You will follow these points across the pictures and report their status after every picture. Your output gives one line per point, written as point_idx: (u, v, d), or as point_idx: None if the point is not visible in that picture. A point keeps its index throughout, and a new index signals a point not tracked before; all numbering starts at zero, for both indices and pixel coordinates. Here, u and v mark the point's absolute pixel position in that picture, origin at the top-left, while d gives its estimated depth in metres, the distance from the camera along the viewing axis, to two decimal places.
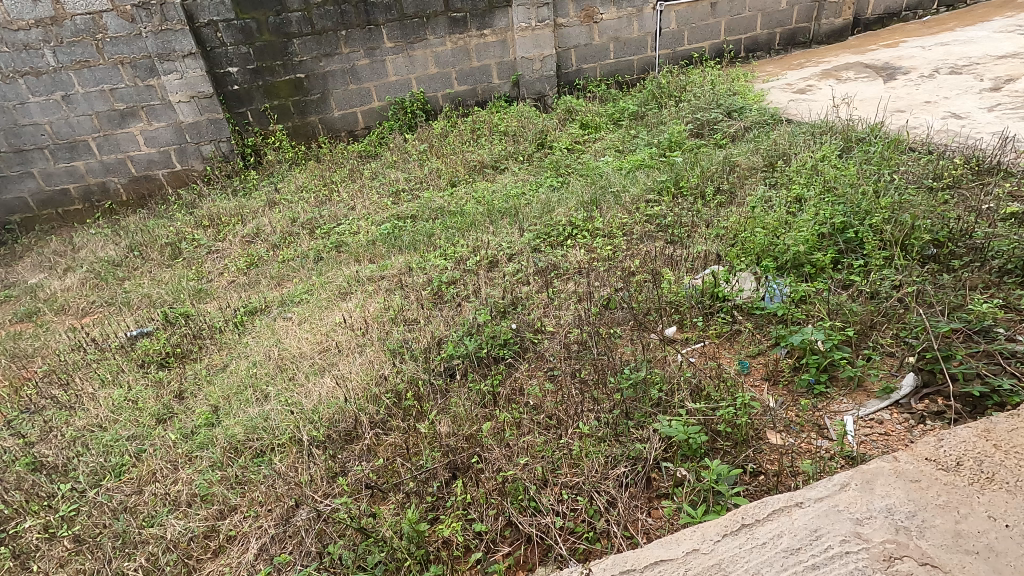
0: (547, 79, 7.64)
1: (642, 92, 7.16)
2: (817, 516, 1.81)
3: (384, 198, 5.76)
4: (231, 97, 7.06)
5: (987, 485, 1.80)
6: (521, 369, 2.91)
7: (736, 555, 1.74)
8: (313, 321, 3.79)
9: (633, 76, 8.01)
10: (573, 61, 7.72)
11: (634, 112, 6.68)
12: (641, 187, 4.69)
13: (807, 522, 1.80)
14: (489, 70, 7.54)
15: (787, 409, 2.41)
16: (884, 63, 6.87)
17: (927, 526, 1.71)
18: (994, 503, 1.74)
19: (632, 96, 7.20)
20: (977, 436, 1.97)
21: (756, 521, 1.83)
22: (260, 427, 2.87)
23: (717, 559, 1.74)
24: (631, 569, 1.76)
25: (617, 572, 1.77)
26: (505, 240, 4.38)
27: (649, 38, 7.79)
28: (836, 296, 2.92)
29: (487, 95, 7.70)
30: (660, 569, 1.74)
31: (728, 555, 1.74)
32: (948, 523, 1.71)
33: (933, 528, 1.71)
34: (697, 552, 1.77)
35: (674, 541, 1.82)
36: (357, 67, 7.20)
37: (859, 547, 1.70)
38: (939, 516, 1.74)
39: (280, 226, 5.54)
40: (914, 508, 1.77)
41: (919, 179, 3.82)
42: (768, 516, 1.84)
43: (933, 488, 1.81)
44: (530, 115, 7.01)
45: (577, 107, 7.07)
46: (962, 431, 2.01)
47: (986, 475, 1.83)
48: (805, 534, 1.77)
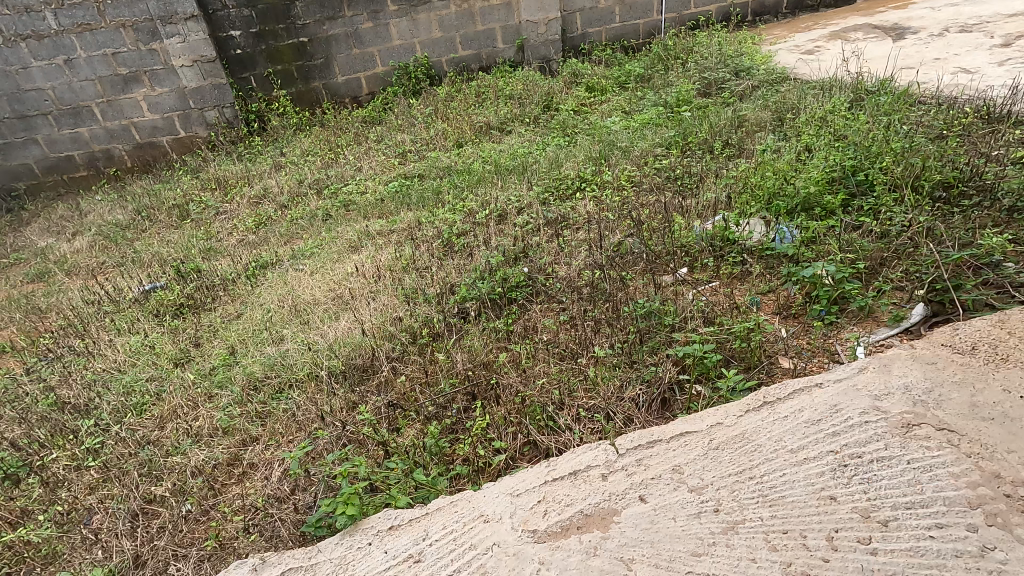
0: (553, 43, 7.55)
1: (647, 56, 7.10)
2: (838, 393, 1.93)
3: (391, 159, 5.76)
4: (234, 62, 7.01)
5: (1002, 364, 1.85)
6: (535, 308, 2.96)
7: (759, 426, 1.91)
8: (325, 272, 3.83)
9: (639, 41, 7.91)
10: (578, 25, 7.65)
11: (639, 74, 6.64)
12: (649, 142, 4.69)
13: (827, 398, 1.92)
14: (494, 34, 7.47)
15: (798, 337, 2.45)
16: (893, 24, 6.78)
17: (944, 399, 1.78)
18: (1009, 379, 1.79)
19: (638, 60, 7.13)
20: (992, 326, 2.02)
21: (777, 399, 1.98)
22: (278, 365, 2.93)
23: (740, 430, 1.91)
24: (658, 439, 1.94)
25: (645, 442, 1.95)
26: (514, 194, 4.40)
27: (655, 1, 7.67)
28: (847, 235, 2.95)
29: (491, 60, 7.62)
30: (686, 440, 1.92)
31: (750, 427, 1.91)
32: (965, 396, 1.77)
33: (950, 401, 1.77)
34: (720, 426, 1.94)
35: (699, 418, 1.99)
36: (360, 31, 7.14)
37: (878, 417, 1.80)
38: (956, 390, 1.79)
39: (288, 187, 5.55)
40: (931, 384, 1.84)
41: (930, 127, 3.81)
42: (789, 394, 1.99)
43: (949, 368, 1.87)
44: (534, 79, 6.97)
45: (583, 70, 7.01)
46: (978, 322, 2.05)
47: (1001, 356, 1.87)
48: (826, 408, 1.89)
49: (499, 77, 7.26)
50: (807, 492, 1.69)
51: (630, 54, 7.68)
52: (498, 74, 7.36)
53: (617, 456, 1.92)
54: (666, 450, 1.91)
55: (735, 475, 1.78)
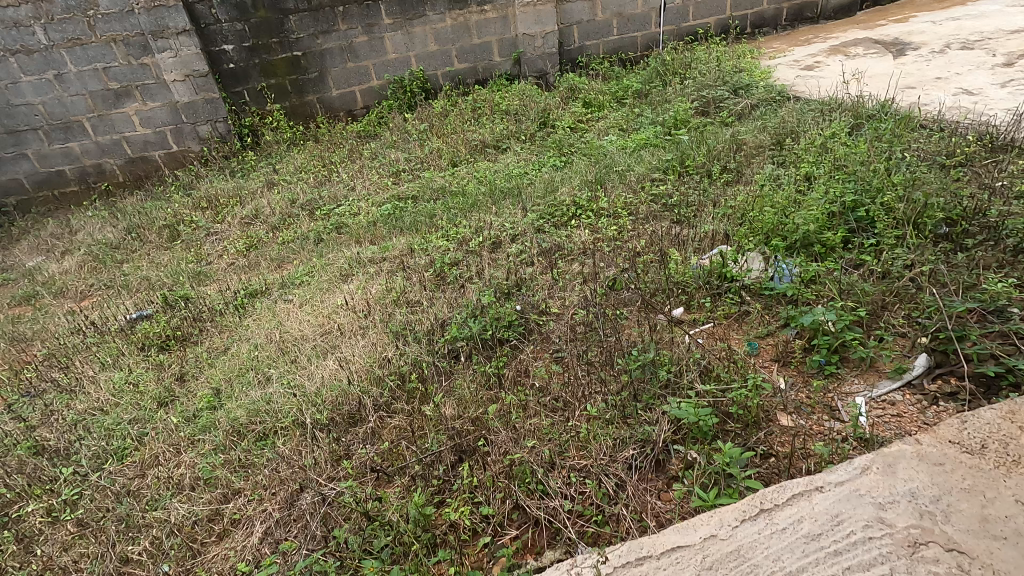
0: (550, 56, 7.46)
1: (645, 70, 7.03)
2: (839, 500, 1.80)
3: (384, 178, 5.68)
4: (227, 76, 6.93)
5: (1013, 468, 1.77)
6: (526, 351, 2.88)
7: (755, 541, 1.73)
8: (314, 303, 3.75)
9: (637, 54, 7.83)
10: (576, 38, 7.56)
11: (637, 91, 6.57)
12: (646, 165, 4.61)
13: (828, 507, 1.79)
14: (490, 48, 7.38)
15: (798, 390, 2.38)
16: (893, 39, 6.71)
17: (953, 511, 1.70)
18: (1020, 487, 1.72)
19: (636, 74, 7.05)
20: (1001, 418, 1.93)
21: (775, 505, 1.81)
22: (263, 410, 2.84)
23: (736, 546, 1.73)
24: (648, 556, 1.75)
25: (634, 559, 1.76)
26: (508, 220, 4.32)
27: (653, 14, 7.59)
28: (847, 276, 2.87)
29: (488, 73, 7.53)
30: (677, 557, 1.73)
31: (747, 542, 1.73)
32: (974, 509, 1.69)
33: (959, 513, 1.69)
34: (715, 539, 1.76)
35: (691, 527, 1.81)
36: (355, 44, 7.05)
37: (883, 533, 1.69)
38: (965, 500, 1.72)
39: (280, 207, 5.47)
40: (938, 492, 1.75)
41: (931, 156, 3.73)
42: (788, 500, 1.83)
43: (958, 471, 1.79)
44: (530, 94, 6.89)
45: (580, 85, 6.93)
46: (987, 413, 1.97)
47: (1012, 458, 1.80)
48: (827, 519, 1.76)
49: (495, 91, 7.18)
50: None
51: (628, 67, 7.60)
52: (494, 88, 7.28)
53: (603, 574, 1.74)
54: (656, 569, 1.72)
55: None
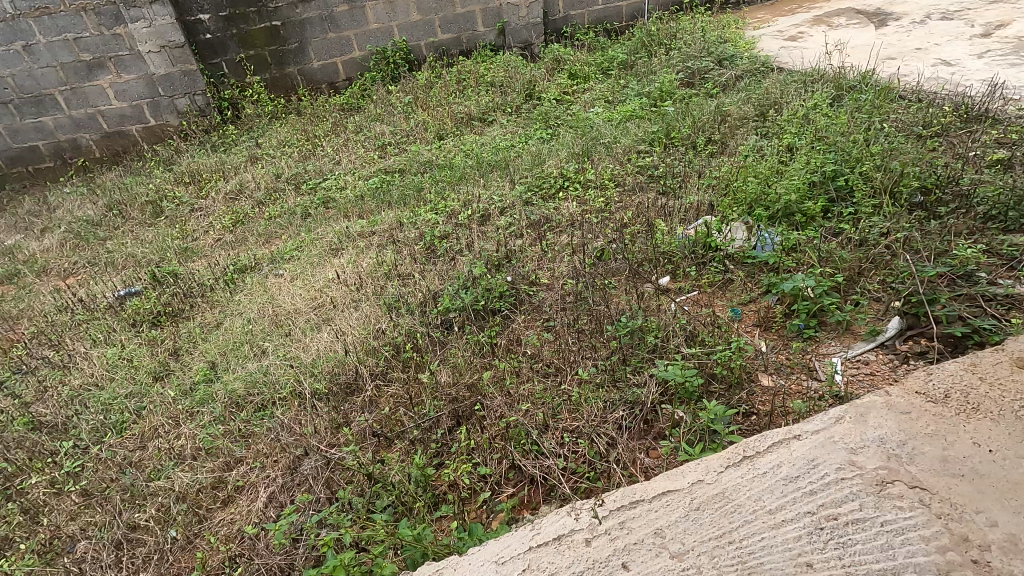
0: (534, 27, 7.36)
1: (630, 41, 7.00)
2: (815, 446, 1.92)
3: (370, 151, 5.64)
4: (204, 47, 6.76)
5: (972, 415, 1.90)
6: (518, 321, 2.96)
7: (738, 484, 1.86)
8: (305, 278, 3.77)
9: (622, 24, 7.75)
10: (560, 7, 7.45)
11: (622, 62, 6.55)
12: (632, 137, 4.65)
13: (805, 452, 1.91)
14: (473, 18, 7.26)
15: (779, 352, 2.49)
16: (876, 9, 6.74)
17: (917, 453, 1.82)
18: (979, 431, 1.84)
19: (621, 45, 7.02)
20: (964, 370, 2.09)
21: (757, 453, 1.94)
22: (260, 381, 2.89)
23: (720, 489, 1.85)
24: (640, 499, 1.86)
25: (626, 502, 1.86)
26: (496, 193, 4.35)
27: None
28: (827, 244, 2.97)
29: (472, 44, 7.42)
30: (667, 499, 1.85)
31: (730, 485, 1.86)
32: (936, 450, 1.82)
33: (922, 455, 1.81)
34: (701, 483, 1.88)
35: (680, 474, 1.93)
36: (335, 14, 6.90)
37: (854, 474, 1.81)
38: (928, 444, 1.84)
39: (265, 181, 5.42)
40: (905, 437, 1.87)
41: (909, 127, 3.83)
42: (768, 448, 1.95)
43: (923, 419, 1.92)
44: (513, 65, 6.83)
45: (565, 56, 6.87)
46: (950, 366, 2.12)
47: (972, 406, 1.93)
48: (803, 463, 1.88)
49: (479, 63, 7.10)
50: (784, 558, 1.65)
51: (613, 38, 7.54)
52: (479, 59, 7.20)
53: (601, 516, 1.84)
54: (647, 511, 1.83)
55: (716, 539, 1.72)
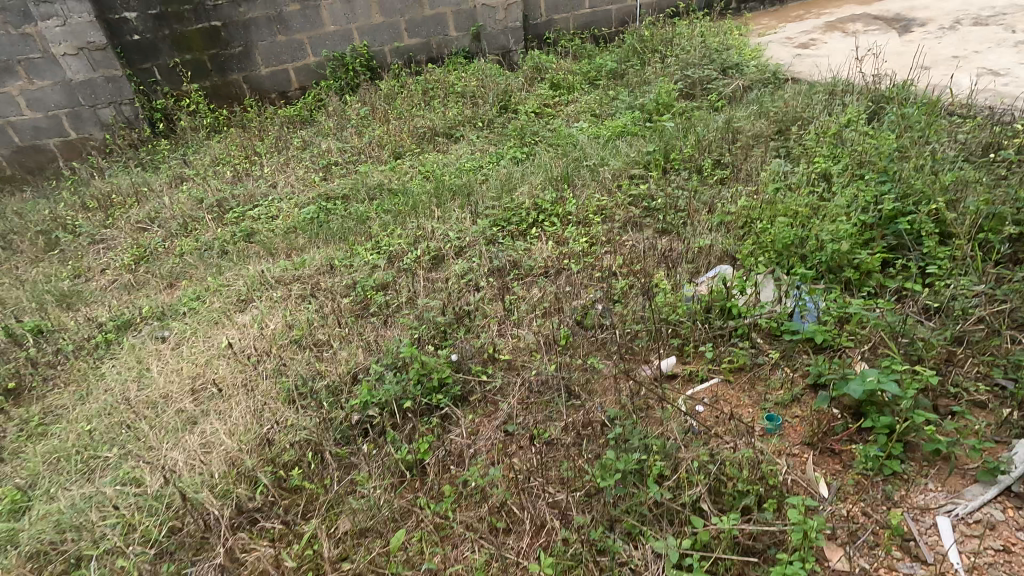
0: (513, 31, 6.52)
1: (619, 49, 6.20)
2: None
3: (313, 172, 4.75)
4: (132, 50, 5.86)
5: None
6: (463, 428, 2.09)
7: None
8: (193, 343, 2.85)
9: (611, 31, 6.93)
10: (542, 10, 6.65)
11: (611, 72, 5.77)
12: (623, 159, 3.81)
13: None
14: (444, 20, 6.43)
15: (848, 504, 1.66)
16: (895, 14, 5.98)
17: None
18: None
19: (610, 53, 6.22)
20: None
21: None
22: (78, 522, 1.98)
23: None
24: None
25: None
26: (454, 227, 3.48)
27: None
28: (897, 317, 2.12)
29: (443, 50, 6.58)
30: None
31: None
32: None
33: None
34: None
35: None
36: (285, 13, 6.04)
37: None
38: None
39: (183, 207, 4.51)
40: None
41: (974, 150, 3.01)
42: None
43: None
44: (487, 74, 6.01)
45: (546, 64, 6.06)
46: None
47: None
48: None
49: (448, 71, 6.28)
50: None
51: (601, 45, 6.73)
52: (449, 67, 6.37)
53: None
54: None
55: None
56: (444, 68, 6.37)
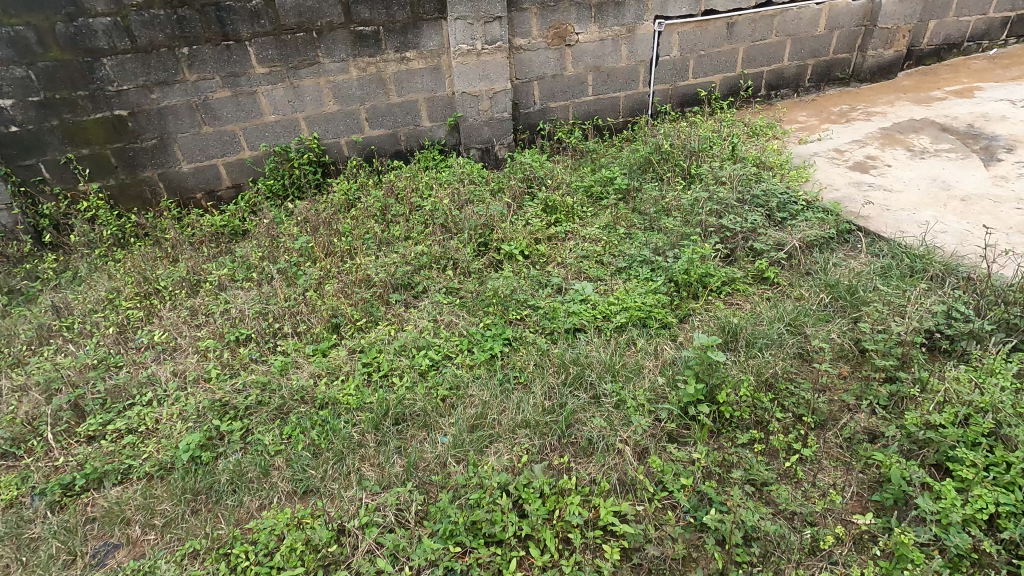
0: (499, 124, 5.35)
1: (627, 156, 5.06)
2: None
3: (215, 350, 3.46)
4: (9, 143, 4.53)
5: None
6: None
7: None
8: None
9: (619, 122, 5.78)
10: (536, 97, 5.44)
11: (619, 193, 4.64)
12: (645, 396, 2.68)
13: None
14: (416, 109, 5.24)
15: None
16: (967, 127, 4.90)
17: None
18: None
19: (617, 161, 5.07)
20: None
21: None
22: None
23: None
24: None
25: None
26: (392, 535, 2.28)
27: (642, 69, 5.55)
28: None
29: (414, 142, 5.39)
30: None
31: None
32: None
33: None
34: None
35: None
36: (212, 101, 4.79)
37: None
38: None
39: (24, 406, 3.19)
40: None
41: None
42: None
43: None
44: (464, 187, 4.85)
45: (540, 174, 4.88)
46: None
47: None
48: None
49: (417, 177, 5.10)
50: None
51: (606, 142, 5.57)
52: (421, 169, 5.23)
53: None
54: None
55: None
56: (414, 170, 5.19)
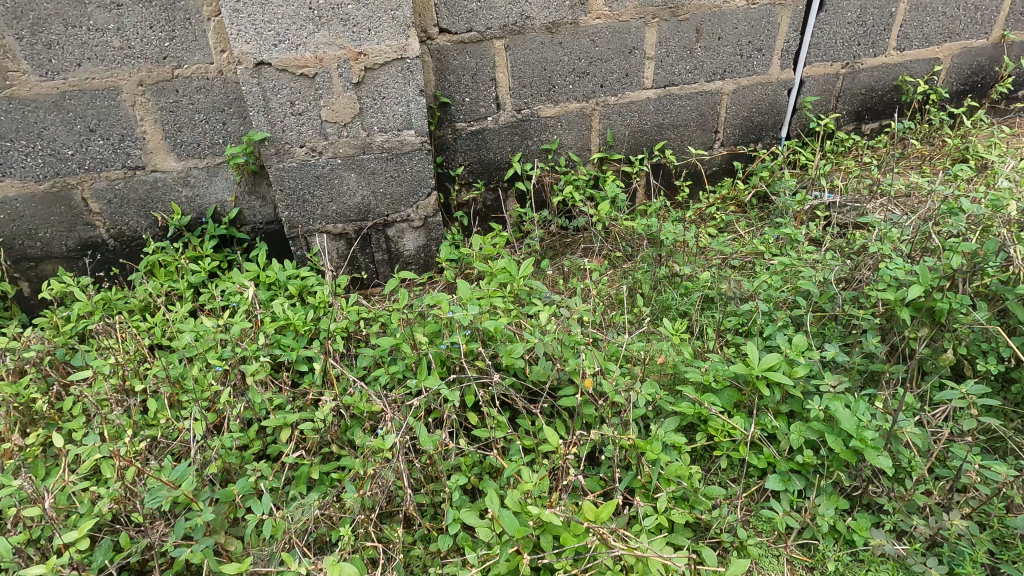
0: (392, 163, 1.81)
1: (810, 274, 1.55)
2: None
3: None
4: None
5: None
6: None
7: None
8: None
9: (716, 159, 2.29)
10: (498, 92, 1.93)
11: (841, 461, 1.16)
12: None
13: None
14: (116, 117, 1.65)
15: None
16: None
17: None
18: None
19: (766, 280, 1.60)
20: None
21: None
22: None
23: None
24: None
25: None
26: None
27: (784, 19, 2.06)
28: None
29: (134, 216, 1.81)
30: None
31: None
32: None
33: None
34: None
35: None
36: None
37: None
38: None
39: None
40: None
41: None
42: None
43: None
44: (239, 417, 1.30)
45: (523, 350, 1.33)
46: None
47: None
48: None
49: (104, 358, 1.48)
50: None
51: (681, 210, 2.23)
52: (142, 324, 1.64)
53: None
54: None
55: None
56: (102, 331, 1.55)
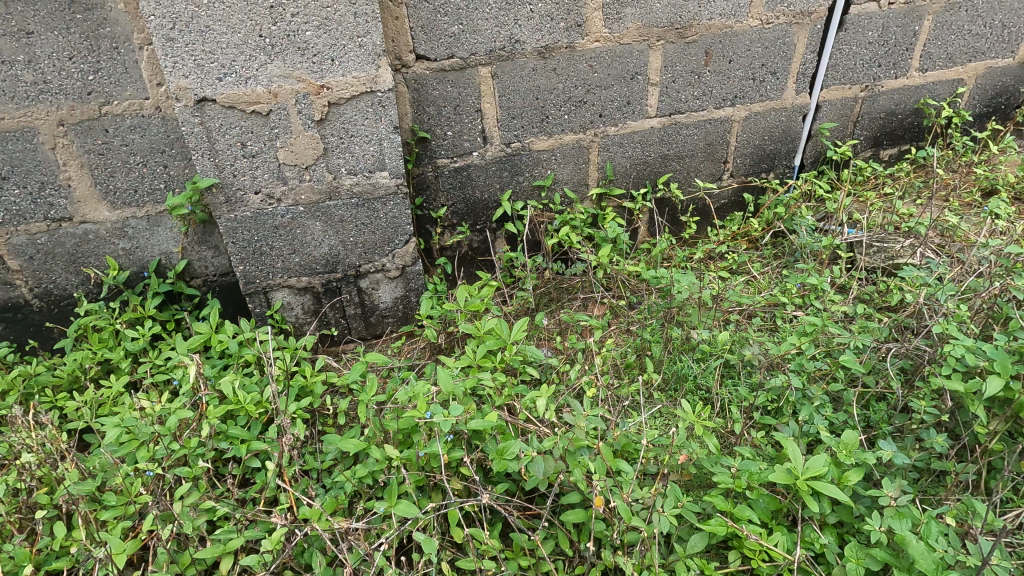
0: (364, 209, 1.57)
1: (848, 339, 1.34)
2: None
3: None
4: None
5: None
6: None
7: None
8: None
9: (725, 191, 2.09)
10: (483, 123, 1.70)
11: None
12: None
13: None
14: (33, 162, 1.41)
15: None
16: None
17: None
18: None
19: (796, 343, 1.39)
20: None
21: None
22: None
23: None
24: None
25: None
26: None
27: (801, 39, 1.86)
28: None
29: (63, 273, 1.55)
30: None
31: None
32: None
33: None
34: None
35: None
36: None
37: None
38: None
39: None
40: None
41: None
42: None
43: None
44: (169, 540, 1.06)
45: (518, 450, 1.10)
46: None
47: None
48: None
49: (12, 457, 1.23)
50: None
51: (689, 248, 2.02)
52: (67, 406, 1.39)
53: None
54: None
55: None
56: (18, 417, 1.27)
